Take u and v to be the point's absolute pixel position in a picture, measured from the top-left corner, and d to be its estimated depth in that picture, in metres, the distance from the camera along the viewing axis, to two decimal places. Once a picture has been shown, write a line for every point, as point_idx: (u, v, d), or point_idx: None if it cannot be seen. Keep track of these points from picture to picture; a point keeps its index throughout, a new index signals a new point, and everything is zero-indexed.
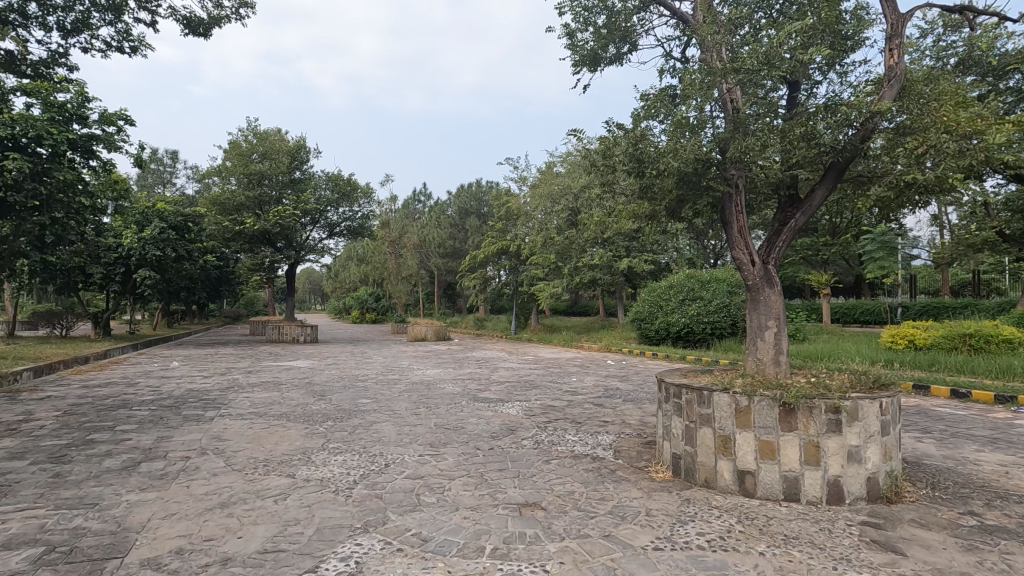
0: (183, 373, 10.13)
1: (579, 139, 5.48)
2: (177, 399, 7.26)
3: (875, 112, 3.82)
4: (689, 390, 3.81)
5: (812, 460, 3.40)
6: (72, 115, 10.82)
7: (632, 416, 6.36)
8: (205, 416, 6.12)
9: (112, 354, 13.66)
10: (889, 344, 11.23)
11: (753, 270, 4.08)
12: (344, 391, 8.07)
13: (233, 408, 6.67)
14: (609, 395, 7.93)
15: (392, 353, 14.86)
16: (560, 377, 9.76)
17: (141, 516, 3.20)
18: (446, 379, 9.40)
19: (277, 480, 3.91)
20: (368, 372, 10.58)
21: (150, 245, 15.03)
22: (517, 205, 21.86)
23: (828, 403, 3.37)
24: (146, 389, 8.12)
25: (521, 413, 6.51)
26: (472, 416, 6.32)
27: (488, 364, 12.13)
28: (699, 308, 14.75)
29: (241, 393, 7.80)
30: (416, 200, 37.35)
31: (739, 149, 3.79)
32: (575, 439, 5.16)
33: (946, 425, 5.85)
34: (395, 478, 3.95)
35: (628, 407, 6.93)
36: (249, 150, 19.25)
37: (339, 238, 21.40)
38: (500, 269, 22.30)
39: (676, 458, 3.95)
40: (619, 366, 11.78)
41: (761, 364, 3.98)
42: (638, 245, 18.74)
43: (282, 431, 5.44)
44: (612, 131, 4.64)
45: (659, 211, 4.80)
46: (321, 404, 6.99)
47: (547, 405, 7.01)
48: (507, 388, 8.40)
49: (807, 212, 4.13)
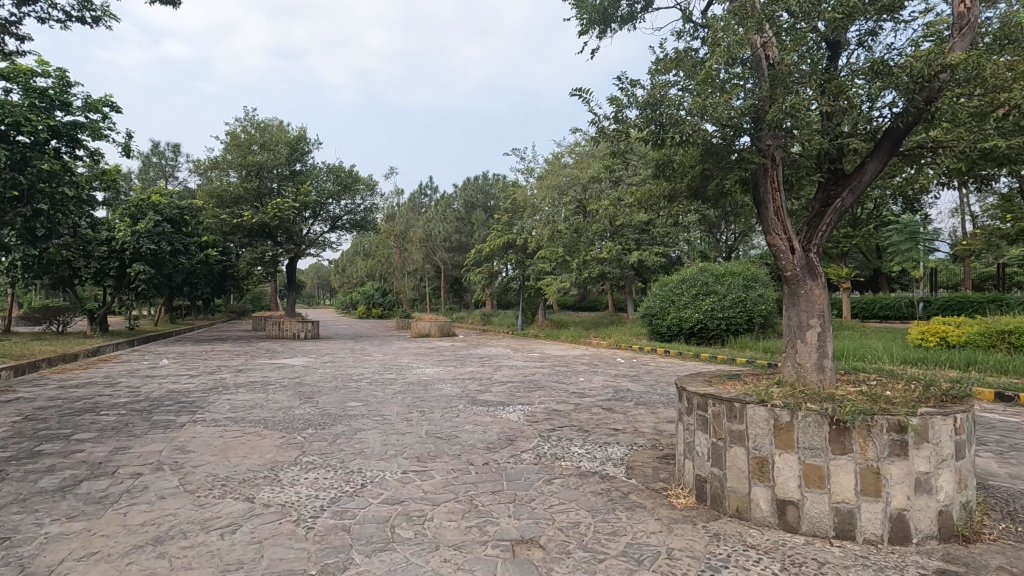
0: (169, 373, 9.62)
1: (586, 103, 4.91)
2: (152, 402, 6.74)
3: (947, 66, 3.13)
4: (717, 401, 3.22)
5: (870, 490, 2.78)
6: (54, 102, 10.32)
7: (646, 423, 5.75)
8: (175, 422, 5.57)
9: (104, 351, 13.24)
10: (919, 341, 10.51)
11: (792, 258, 3.41)
12: (333, 392, 7.52)
13: (209, 412, 6.12)
14: (619, 397, 7.32)
15: (393, 350, 14.30)
16: (566, 377, 9.16)
17: (53, 556, 2.65)
18: (446, 379, 8.82)
19: (231, 506, 3.33)
20: (364, 371, 10.03)
21: (145, 238, 14.56)
22: (523, 198, 21.23)
23: (890, 420, 2.75)
24: (124, 390, 7.61)
25: (522, 419, 5.91)
26: (468, 422, 5.73)
27: (492, 362, 11.54)
28: (713, 303, 14.03)
29: (223, 395, 7.26)
30: (423, 193, 36.78)
31: (778, 111, 3.13)
32: (582, 451, 4.55)
33: (1002, 435, 5.18)
34: (370, 503, 3.37)
35: (640, 412, 6.31)
36: (247, 141, 18.73)
37: (341, 232, 20.95)
38: (507, 263, 21.71)
39: (700, 482, 3.35)
40: (630, 365, 11.14)
41: (802, 368, 3.37)
42: (649, 238, 18.12)
43: (255, 441, 4.87)
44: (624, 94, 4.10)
45: (679, 186, 4.29)
46: (305, 408, 6.43)
47: (551, 410, 6.41)
48: (509, 389, 7.82)
49: (857, 190, 3.48)
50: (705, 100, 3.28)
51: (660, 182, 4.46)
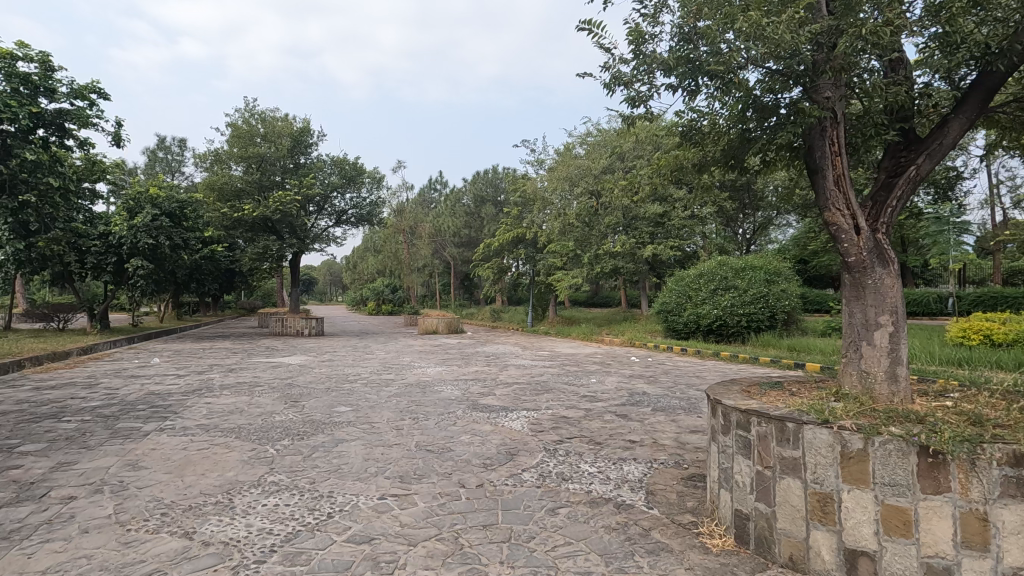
0: (156, 373, 9.08)
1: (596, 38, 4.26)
2: (123, 405, 6.19)
3: None
4: (763, 421, 2.56)
5: (976, 542, 2.09)
6: (38, 87, 9.85)
7: (666, 434, 5.05)
8: (140, 431, 5.00)
9: (97, 349, 12.81)
10: (959, 339, 9.69)
11: (858, 240, 2.72)
12: (323, 396, 6.92)
13: (181, 419, 5.53)
14: (635, 401, 6.65)
15: (397, 348, 13.72)
16: (577, 378, 8.50)
17: None
18: (447, 380, 8.20)
19: (163, 544, 2.73)
20: (362, 371, 9.42)
21: (142, 232, 14.08)
22: (534, 190, 20.57)
23: (1005, 450, 2.06)
24: (99, 392, 7.07)
25: (526, 427, 5.27)
26: (466, 432, 5.10)
27: (498, 361, 10.90)
28: (733, 298, 13.26)
29: (203, 398, 6.70)
30: (433, 188, 36.05)
31: (849, 40, 2.43)
32: (592, 471, 3.89)
33: None
34: (332, 542, 2.75)
35: (659, 420, 5.65)
36: (250, 132, 18.23)
37: (346, 226, 20.53)
38: (517, 258, 21.05)
39: (740, 519, 2.69)
40: (645, 364, 10.44)
41: (870, 377, 2.70)
42: (663, 231, 17.39)
43: (218, 455, 4.27)
44: (645, 30, 3.53)
45: (711, 152, 3.71)
46: (287, 414, 5.82)
47: (559, 417, 5.73)
48: (515, 392, 7.19)
49: (937, 155, 2.78)
50: (753, 30, 2.63)
51: (684, 147, 3.90)
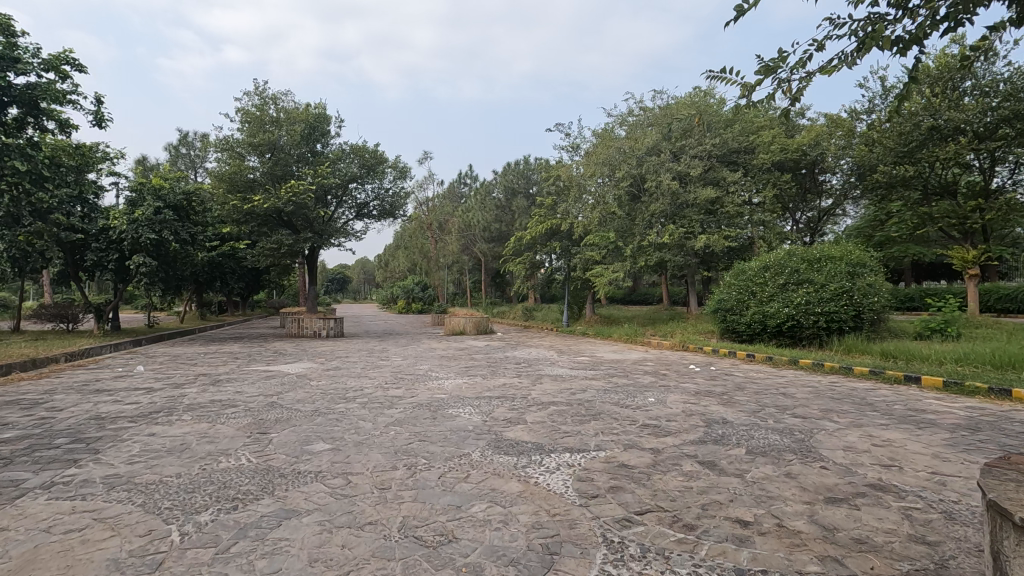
0: (127, 387, 7.69)
1: None
2: (38, 439, 4.72)
3: None
4: None
5: None
6: (4, 58, 8.66)
7: (792, 507, 3.21)
8: (14, 488, 3.49)
9: (89, 352, 11.67)
10: None
11: None
12: (301, 424, 5.34)
13: (92, 465, 4.01)
14: (719, 436, 4.82)
15: (415, 353, 12.11)
16: (630, 396, 6.69)
17: None
18: (465, 400, 6.51)
19: None
20: (367, 384, 7.84)
21: (144, 227, 12.86)
22: (568, 177, 18.72)
23: None
24: (30, 416, 5.65)
25: (571, 489, 3.52)
26: (481, 497, 3.38)
27: (530, 370, 9.19)
28: (809, 293, 11.16)
29: (149, 427, 5.18)
30: (462, 182, 34.52)
31: None
32: None
33: None
34: None
35: (768, 474, 3.80)
36: (264, 116, 17.04)
37: (369, 220, 19.39)
38: (550, 253, 19.26)
39: None
40: (710, 375, 8.57)
41: None
42: (715, 219, 15.41)
43: (87, 548, 2.69)
44: None
45: None
46: (240, 457, 4.23)
47: (617, 466, 3.97)
48: (552, 420, 5.44)
49: None
50: None
51: None
